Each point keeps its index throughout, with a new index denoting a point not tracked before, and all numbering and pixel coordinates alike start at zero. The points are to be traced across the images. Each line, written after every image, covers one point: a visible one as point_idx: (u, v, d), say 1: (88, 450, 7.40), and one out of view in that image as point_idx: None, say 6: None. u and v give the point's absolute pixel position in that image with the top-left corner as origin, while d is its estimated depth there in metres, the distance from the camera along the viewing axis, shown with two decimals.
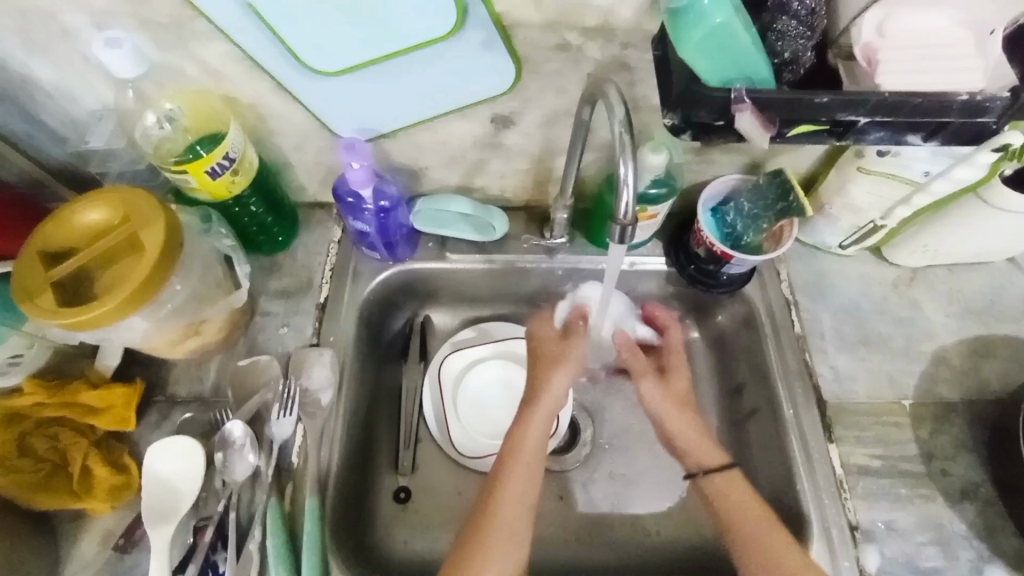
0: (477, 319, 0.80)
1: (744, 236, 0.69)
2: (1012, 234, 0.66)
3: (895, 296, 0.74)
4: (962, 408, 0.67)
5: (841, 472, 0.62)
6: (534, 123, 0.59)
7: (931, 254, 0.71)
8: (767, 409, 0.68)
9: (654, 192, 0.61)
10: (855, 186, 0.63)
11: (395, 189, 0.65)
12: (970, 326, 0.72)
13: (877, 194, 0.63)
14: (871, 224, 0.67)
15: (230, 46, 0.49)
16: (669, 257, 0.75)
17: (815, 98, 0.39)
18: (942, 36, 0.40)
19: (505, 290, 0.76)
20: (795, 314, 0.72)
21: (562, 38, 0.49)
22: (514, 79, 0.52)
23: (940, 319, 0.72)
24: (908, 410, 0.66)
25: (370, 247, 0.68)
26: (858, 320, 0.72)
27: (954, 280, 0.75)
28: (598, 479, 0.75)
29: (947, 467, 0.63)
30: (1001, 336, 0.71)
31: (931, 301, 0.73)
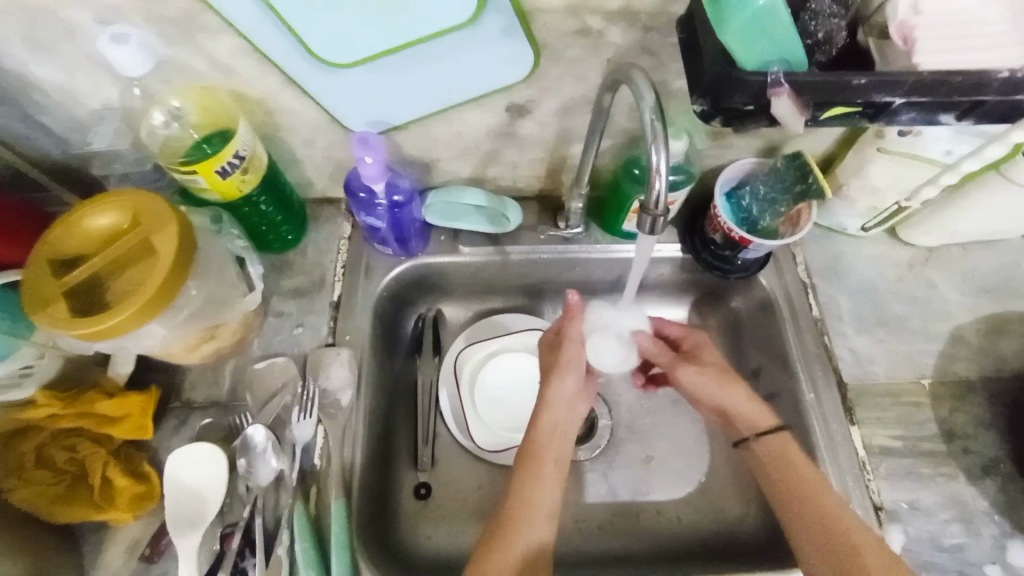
0: (490, 311, 0.79)
1: (760, 220, 0.68)
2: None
3: (911, 276, 0.73)
4: (981, 386, 0.67)
5: (863, 454, 0.62)
6: (551, 111, 0.57)
7: (946, 233, 0.71)
8: (787, 393, 0.68)
9: (672, 179, 0.60)
10: (875, 167, 0.62)
11: (407, 183, 0.64)
12: (986, 304, 0.72)
13: (899, 174, 0.62)
14: (894, 206, 0.67)
15: (239, 40, 0.47)
16: (684, 243, 0.74)
17: (851, 80, 0.38)
18: (979, 9, 0.38)
19: (518, 281, 0.75)
20: (813, 297, 0.71)
21: (584, 23, 0.47)
22: (533, 65, 0.50)
23: (956, 298, 0.72)
24: (926, 390, 0.66)
25: (381, 242, 0.67)
26: (875, 301, 0.72)
27: (969, 258, 0.74)
28: (617, 467, 0.75)
29: (967, 446, 0.63)
30: (1016, 313, 0.71)
31: (946, 280, 0.73)
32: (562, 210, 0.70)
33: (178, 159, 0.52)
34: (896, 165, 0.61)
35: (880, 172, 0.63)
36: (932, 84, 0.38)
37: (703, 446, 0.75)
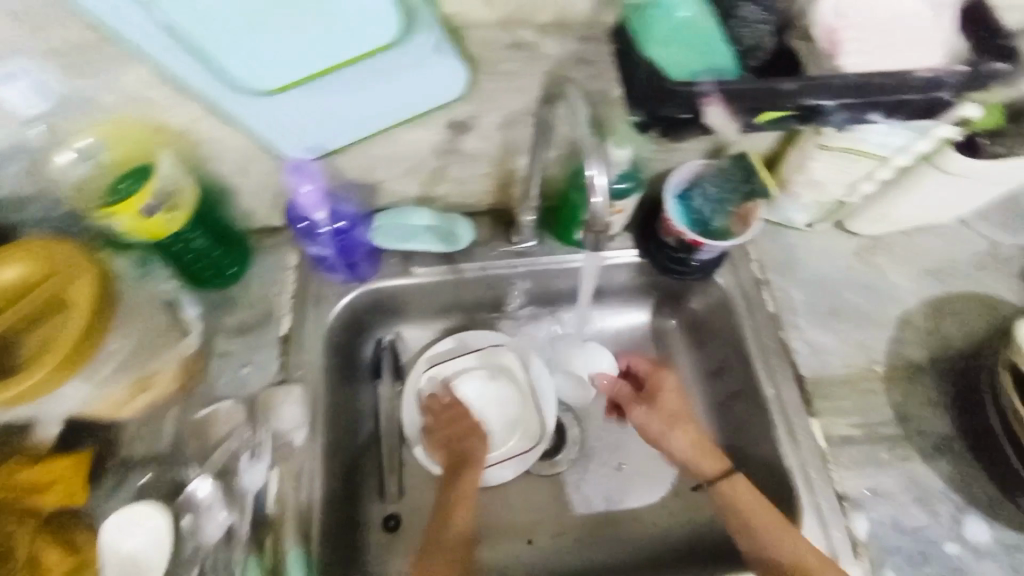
0: (451, 330, 0.77)
1: (711, 221, 0.69)
2: (962, 197, 0.68)
3: (858, 264, 0.76)
4: (930, 368, 0.69)
5: (824, 445, 0.63)
6: (493, 126, 0.56)
7: (888, 222, 0.73)
8: (749, 389, 0.69)
9: (622, 186, 0.59)
10: (816, 162, 0.64)
11: (352, 207, 0.62)
12: (928, 287, 0.75)
13: (837, 168, 0.64)
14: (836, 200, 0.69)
15: (152, 70, 0.44)
16: (640, 247, 0.74)
17: (781, 86, 0.39)
18: (896, 12, 0.39)
19: (477, 298, 0.74)
20: (766, 292, 0.73)
21: (516, 37, 0.46)
22: (466, 82, 0.48)
23: (901, 282, 0.75)
24: (880, 375, 0.68)
25: (331, 269, 0.64)
26: (826, 292, 0.73)
27: (909, 244, 0.77)
28: (590, 477, 0.74)
29: (922, 427, 0.65)
30: (957, 293, 0.74)
31: (891, 266, 0.76)
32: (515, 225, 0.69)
33: (97, 200, 0.48)
34: (835, 159, 0.63)
35: (820, 166, 0.64)
36: (857, 85, 0.39)
37: None
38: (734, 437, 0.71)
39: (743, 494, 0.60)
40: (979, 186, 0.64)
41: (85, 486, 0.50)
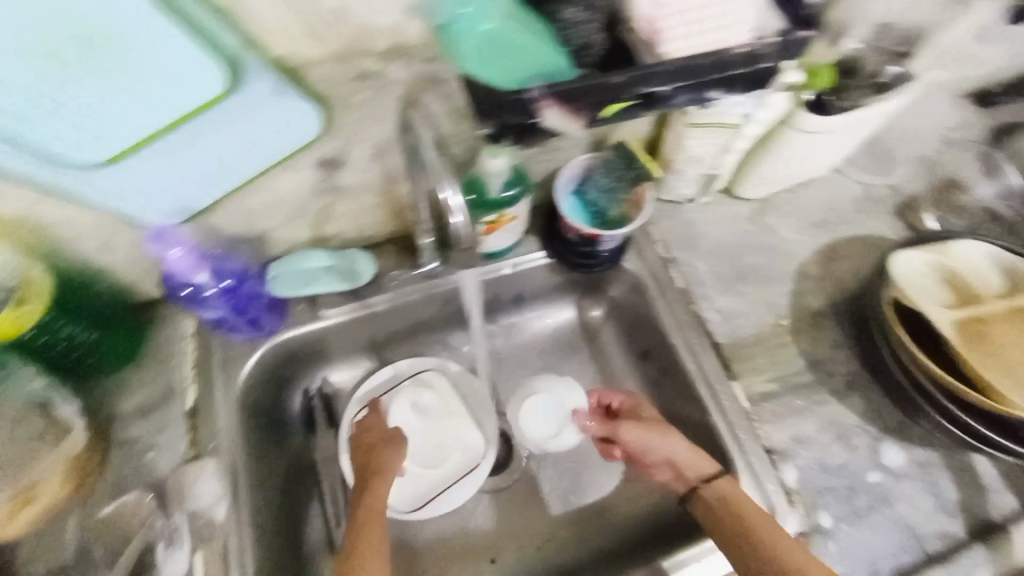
0: (380, 364, 0.75)
1: (608, 211, 0.70)
2: (829, 149, 0.73)
3: (753, 227, 0.80)
4: (830, 311, 0.74)
5: (747, 405, 0.66)
6: (365, 158, 0.56)
7: (771, 183, 0.77)
8: (673, 365, 0.71)
9: (508, 194, 0.62)
10: (685, 139, 0.67)
11: (237, 262, 0.60)
12: (818, 237, 0.80)
13: (707, 143, 0.67)
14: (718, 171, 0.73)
15: None
16: (547, 248, 0.75)
17: (615, 79, 0.41)
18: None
19: (398, 327, 0.72)
20: (673, 269, 0.75)
21: (359, 67, 0.46)
22: (320, 114, 0.48)
23: (793, 237, 0.79)
24: (788, 328, 0.72)
25: (231, 329, 0.61)
26: (728, 259, 0.77)
27: (795, 200, 0.82)
28: (542, 482, 0.74)
29: (832, 369, 0.69)
30: (843, 238, 0.80)
31: (782, 224, 0.80)
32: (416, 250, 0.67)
33: None
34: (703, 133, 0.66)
35: (693, 142, 0.67)
36: (685, 68, 0.42)
37: None
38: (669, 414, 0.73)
39: (741, 498, 0.58)
40: (835, 138, 0.69)
41: None
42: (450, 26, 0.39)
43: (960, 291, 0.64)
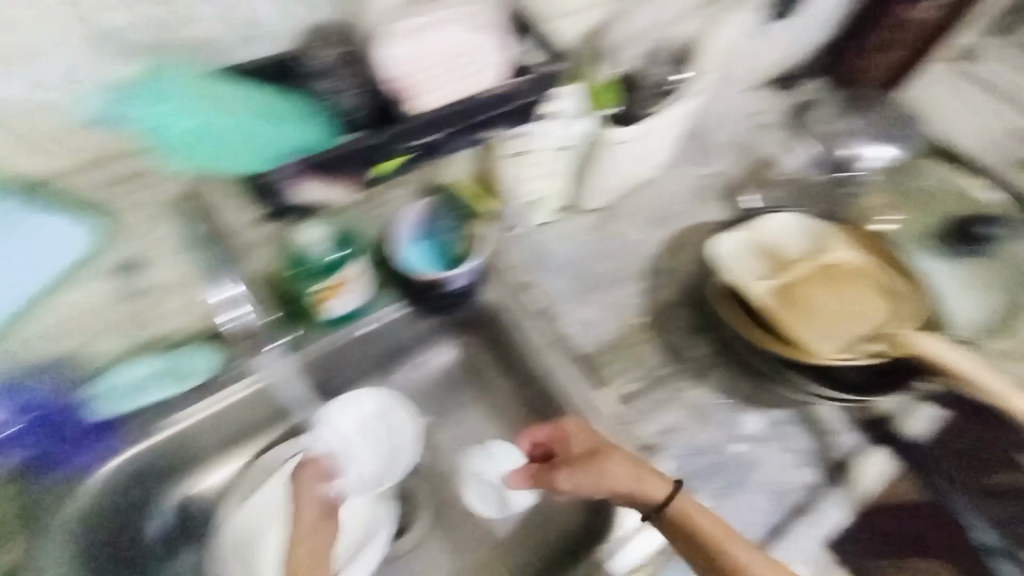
0: (250, 458, 0.66)
1: (451, 251, 0.72)
2: (647, 151, 0.78)
3: (601, 236, 0.84)
4: (682, 297, 0.79)
5: (617, 406, 0.69)
6: (166, 261, 0.57)
7: (604, 193, 0.82)
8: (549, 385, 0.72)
9: (337, 256, 0.66)
10: (503, 168, 0.70)
11: (44, 391, 0.57)
12: (659, 233, 0.86)
13: (526, 166, 0.71)
14: (545, 195, 0.78)
15: None
16: (410, 302, 0.72)
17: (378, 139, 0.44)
18: (452, 51, 0.45)
19: (258, 414, 0.66)
20: (533, 290, 0.78)
21: (112, 172, 0.51)
22: (82, 225, 0.51)
23: (638, 238, 0.85)
24: (645, 325, 0.76)
25: (56, 463, 0.58)
26: (580, 270, 0.81)
27: (635, 202, 0.88)
28: (451, 539, 0.69)
29: (688, 354, 0.74)
30: (682, 230, 0.86)
31: (626, 228, 0.85)
32: None
33: None
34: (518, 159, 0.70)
35: (515, 169, 0.71)
36: (443, 117, 0.45)
37: None
38: None
39: (699, 516, 0.56)
40: (649, 141, 0.75)
41: None
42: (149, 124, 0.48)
43: (776, 262, 0.71)
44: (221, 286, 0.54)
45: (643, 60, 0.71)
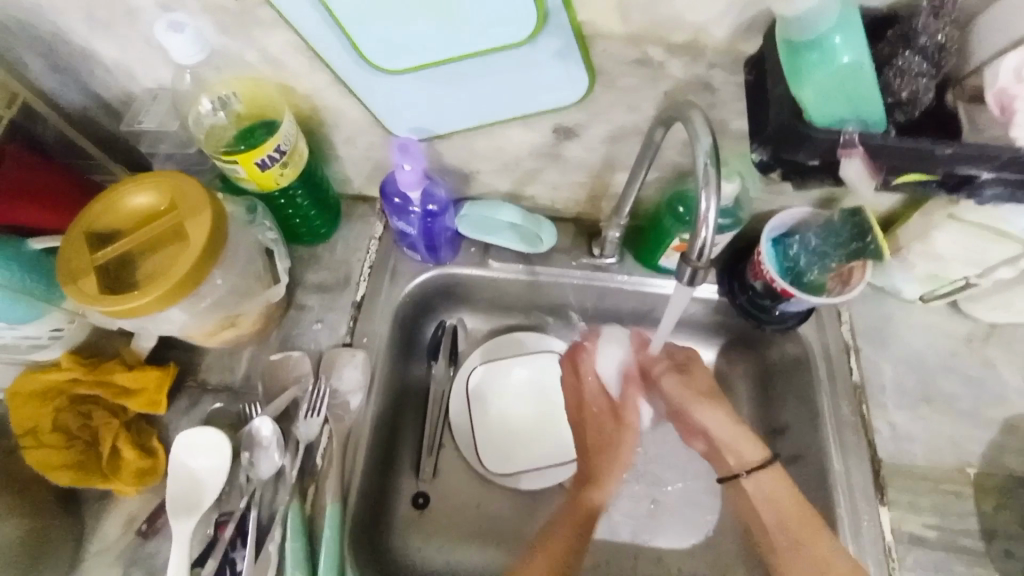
0: (507, 326, 0.89)
1: (807, 271, 0.75)
2: (920, 388, 0.77)
3: (868, 412, 0.75)
4: (990, 455, 0.74)
5: (890, 540, 0.69)
6: (329, 453, 0.65)
7: (969, 368, 0.79)
8: (812, 454, 0.76)
9: (721, 222, 0.65)
10: (875, 531, 0.69)
11: (346, 462, 0.66)
12: (980, 373, 0.78)
13: (876, 484, 0.71)
14: (932, 392, 0.77)
15: (285, 564, 0.59)
16: (655, 526, 0.83)
17: (935, 150, 0.40)
18: (502, 142, 0.65)
19: (508, 391, 0.85)
20: (644, 483, 0.86)
21: None
22: (300, 481, 0.64)
23: (899, 413, 0.76)
24: (972, 479, 0.72)
25: (388, 360, 0.73)
26: (925, 421, 0.75)
27: (951, 369, 0.79)
28: (641, 509, 0.84)
29: (1017, 512, 0.70)
30: (1015, 387, 0.78)
31: (932, 372, 0.78)
32: (420, 464, 0.80)
33: (290, 491, 0.63)
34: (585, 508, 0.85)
35: (853, 485, 0.72)
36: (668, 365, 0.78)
37: (708, 505, 0.85)
38: (714, 522, 0.84)
39: None
40: (789, 475, 0.79)
41: (428, 534, 0.78)
42: (300, 550, 0.60)
43: None
44: (269, 447, 0.64)
45: (949, 250, 0.68)
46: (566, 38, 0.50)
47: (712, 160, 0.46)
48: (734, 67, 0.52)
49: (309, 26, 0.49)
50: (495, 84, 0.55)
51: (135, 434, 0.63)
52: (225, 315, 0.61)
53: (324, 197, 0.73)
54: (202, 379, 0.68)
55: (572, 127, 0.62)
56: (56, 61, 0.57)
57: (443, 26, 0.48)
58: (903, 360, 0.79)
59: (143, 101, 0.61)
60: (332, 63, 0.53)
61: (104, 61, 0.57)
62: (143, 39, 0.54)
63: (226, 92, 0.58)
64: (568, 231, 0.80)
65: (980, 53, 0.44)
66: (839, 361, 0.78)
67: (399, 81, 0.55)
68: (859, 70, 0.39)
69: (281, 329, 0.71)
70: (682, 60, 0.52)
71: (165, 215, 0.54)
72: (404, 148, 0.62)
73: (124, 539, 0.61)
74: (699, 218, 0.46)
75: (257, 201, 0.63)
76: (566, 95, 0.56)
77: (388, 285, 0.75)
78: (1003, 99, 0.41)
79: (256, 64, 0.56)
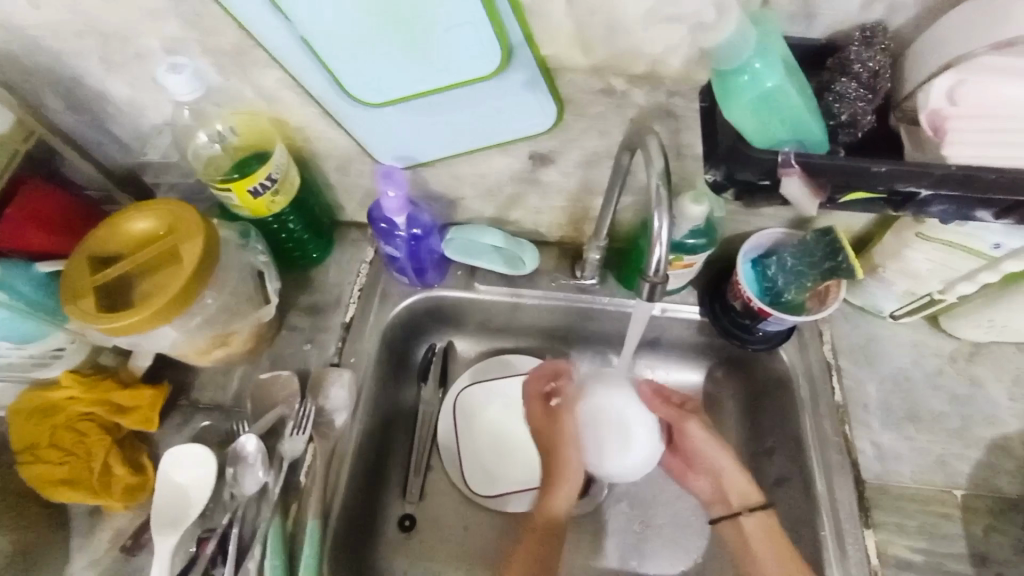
0: (496, 347, 0.91)
1: (785, 291, 0.77)
2: (904, 408, 0.77)
3: (851, 432, 0.75)
4: (977, 476, 0.73)
5: (877, 563, 0.68)
6: (314, 471, 0.67)
7: (954, 386, 0.79)
8: (797, 475, 0.76)
9: (690, 242, 0.67)
10: (861, 554, 0.68)
11: (329, 478, 0.67)
12: (965, 392, 0.78)
13: (862, 505, 0.71)
14: (916, 410, 0.77)
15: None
16: (643, 550, 0.82)
17: (871, 168, 0.43)
18: (481, 169, 0.69)
19: (496, 410, 0.86)
20: (631, 508, 0.85)
21: None
22: (282, 498, 0.65)
23: (883, 432, 0.76)
24: (960, 500, 0.71)
25: (375, 377, 0.75)
26: (910, 440, 0.75)
27: (934, 388, 0.79)
28: (632, 531, 0.84)
29: (1005, 535, 0.69)
30: (1001, 406, 0.77)
31: (915, 390, 0.79)
32: (408, 485, 0.81)
33: (273, 508, 0.64)
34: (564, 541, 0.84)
35: (838, 506, 0.71)
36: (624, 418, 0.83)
37: (696, 528, 0.84)
38: (702, 545, 0.83)
39: None
40: (776, 497, 0.79)
41: (413, 556, 0.78)
42: (280, 566, 0.60)
43: None
44: (254, 462, 0.65)
45: (921, 268, 0.69)
46: (531, 72, 0.54)
47: (664, 181, 0.49)
48: (694, 95, 0.56)
49: (296, 65, 0.54)
50: (470, 114, 0.59)
51: (127, 450, 0.66)
52: (216, 333, 0.64)
53: (316, 223, 0.77)
54: (193, 396, 0.71)
55: (546, 154, 0.65)
56: (69, 98, 0.62)
57: (416, 62, 0.52)
58: (886, 378, 0.79)
59: (149, 135, 0.66)
60: (316, 97, 0.57)
61: (113, 99, 0.62)
62: (148, 79, 0.59)
63: (223, 125, 0.63)
64: (552, 254, 0.83)
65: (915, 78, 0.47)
66: (822, 379, 0.79)
67: (380, 114, 0.59)
68: (784, 93, 0.42)
69: (272, 349, 0.74)
70: (643, 90, 0.56)
71: (162, 238, 0.58)
72: (388, 174, 0.66)
73: (110, 554, 0.62)
74: (652, 237, 0.49)
75: (249, 226, 0.67)
76: (537, 122, 0.60)
77: (377, 307, 0.78)
78: (935, 120, 0.44)
79: (251, 100, 0.61)
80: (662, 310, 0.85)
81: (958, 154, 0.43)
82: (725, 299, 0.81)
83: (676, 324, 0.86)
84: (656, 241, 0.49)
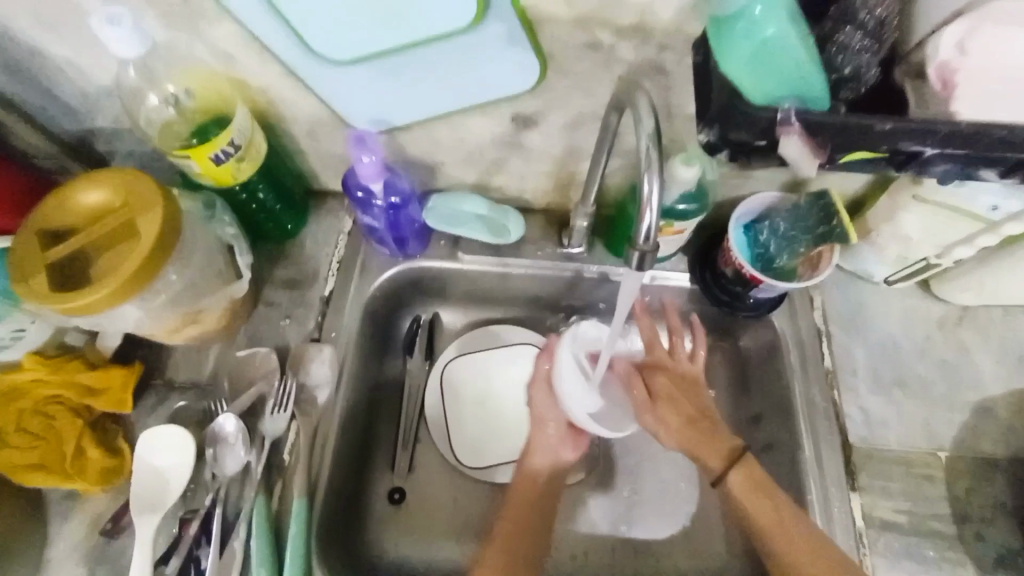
0: (483, 318, 0.89)
1: (777, 257, 0.74)
2: (893, 372, 0.77)
3: (840, 397, 0.75)
4: (961, 438, 0.74)
5: (861, 525, 0.68)
6: (296, 449, 0.65)
7: (941, 349, 0.79)
8: (785, 441, 0.76)
9: (682, 208, 0.64)
10: (846, 517, 0.69)
11: (314, 455, 0.65)
12: (953, 356, 0.78)
13: (848, 469, 0.71)
14: (903, 374, 0.77)
15: (249, 560, 0.59)
16: (633, 516, 0.83)
17: (875, 126, 0.40)
18: (461, 132, 0.65)
19: (484, 382, 0.85)
20: (621, 475, 0.85)
21: None
22: (266, 477, 0.63)
23: (871, 397, 0.76)
24: (943, 462, 0.72)
25: (357, 351, 0.73)
26: (897, 405, 0.75)
27: (922, 352, 0.79)
28: (622, 498, 0.84)
29: (987, 496, 0.70)
30: (987, 369, 0.77)
31: (903, 355, 0.78)
32: (396, 459, 0.80)
33: (255, 487, 0.62)
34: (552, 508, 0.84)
35: (824, 470, 0.71)
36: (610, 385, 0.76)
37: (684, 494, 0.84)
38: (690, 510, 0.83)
39: None
40: (764, 462, 0.79)
41: (404, 529, 0.78)
42: (266, 545, 0.59)
43: None
44: (234, 443, 0.64)
45: (915, 232, 0.68)
46: (510, 25, 0.50)
47: (654, 144, 0.45)
48: (687, 49, 0.52)
49: (253, 18, 0.49)
50: (445, 72, 0.55)
51: (100, 433, 0.64)
52: (185, 311, 0.61)
53: (289, 193, 0.73)
54: (168, 376, 0.68)
55: (530, 116, 0.62)
56: (7, 60, 0.57)
57: (384, 15, 0.48)
58: (875, 343, 0.79)
59: (100, 99, 0.61)
60: (277, 53, 0.53)
61: (56, 60, 0.57)
62: (91, 36, 0.54)
63: (179, 87, 0.58)
64: (539, 222, 0.80)
65: (923, 27, 0.43)
66: (812, 346, 0.78)
67: (348, 73, 0.54)
68: (784, 44, 0.39)
69: (248, 326, 0.71)
70: (631, 44, 0.52)
71: (118, 211, 0.54)
72: (362, 140, 0.62)
73: (89, 539, 0.61)
74: (644, 202, 0.46)
75: (215, 197, 0.63)
76: (519, 81, 0.56)
77: (357, 280, 0.75)
78: (944, 73, 0.41)
79: (207, 58, 0.56)
80: (652, 278, 0.83)
81: (966, 111, 0.40)
82: (717, 266, 0.80)
83: (666, 292, 0.85)
84: (646, 206, 0.46)
